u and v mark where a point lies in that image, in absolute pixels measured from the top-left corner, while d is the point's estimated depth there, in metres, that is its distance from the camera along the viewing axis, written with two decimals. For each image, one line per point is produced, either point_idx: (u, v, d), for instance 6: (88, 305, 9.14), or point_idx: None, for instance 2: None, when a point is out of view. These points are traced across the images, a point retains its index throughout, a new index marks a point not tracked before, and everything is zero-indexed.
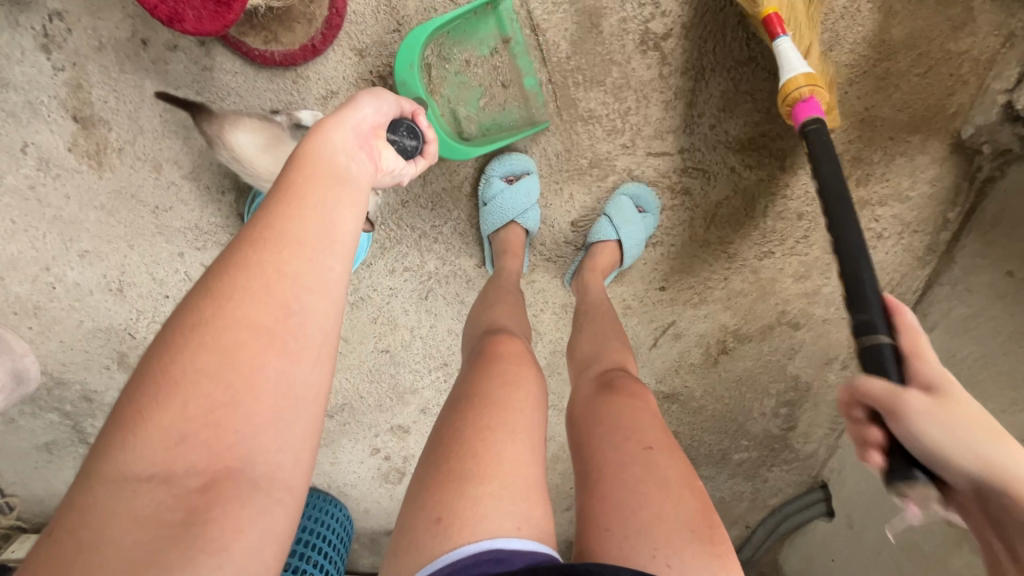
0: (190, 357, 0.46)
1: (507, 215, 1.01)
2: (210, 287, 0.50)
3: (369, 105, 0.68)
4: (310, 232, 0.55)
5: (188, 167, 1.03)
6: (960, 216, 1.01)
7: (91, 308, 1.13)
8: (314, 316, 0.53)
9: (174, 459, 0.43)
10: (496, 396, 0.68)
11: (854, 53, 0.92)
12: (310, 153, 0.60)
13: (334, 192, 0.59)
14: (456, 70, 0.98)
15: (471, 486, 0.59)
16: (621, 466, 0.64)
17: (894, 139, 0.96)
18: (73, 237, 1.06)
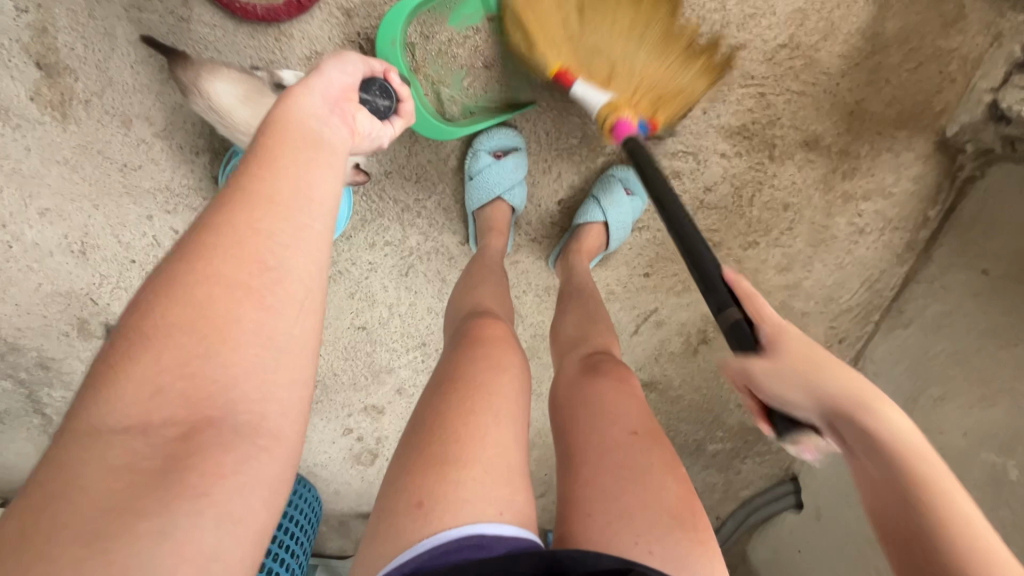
0: (165, 310, 0.44)
1: (492, 191, 0.98)
2: (182, 244, 0.47)
3: (334, 69, 0.64)
4: (283, 190, 0.51)
5: (160, 124, 0.97)
6: (940, 215, 1.03)
7: (50, 270, 1.07)
8: (294, 269, 0.49)
9: (151, 408, 0.41)
10: (478, 378, 0.66)
11: (848, 44, 0.92)
12: (279, 119, 0.56)
13: (307, 155, 0.55)
14: (440, 48, 0.95)
15: (453, 470, 0.57)
16: (605, 450, 0.63)
17: (881, 134, 0.97)
18: (33, 193, 1.00)
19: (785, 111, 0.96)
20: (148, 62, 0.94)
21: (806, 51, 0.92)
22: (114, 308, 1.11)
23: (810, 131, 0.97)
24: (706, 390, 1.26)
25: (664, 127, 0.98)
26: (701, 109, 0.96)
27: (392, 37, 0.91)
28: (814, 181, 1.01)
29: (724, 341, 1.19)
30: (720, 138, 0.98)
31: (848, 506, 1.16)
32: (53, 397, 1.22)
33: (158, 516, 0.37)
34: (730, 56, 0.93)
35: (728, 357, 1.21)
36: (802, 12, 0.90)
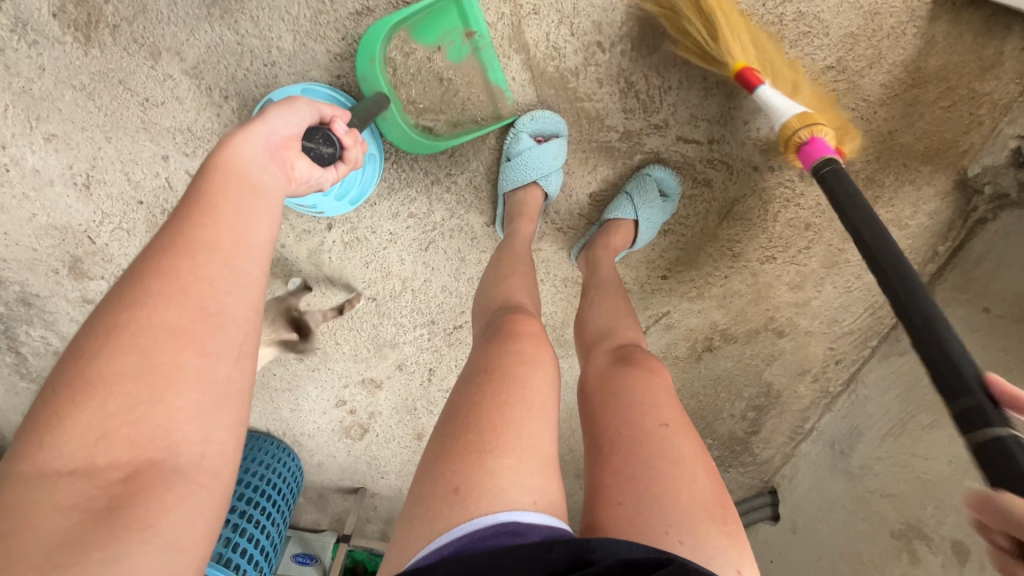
0: (110, 357, 0.43)
1: (529, 174, 0.97)
2: (135, 288, 0.46)
3: (278, 117, 0.63)
4: (224, 237, 0.52)
5: (191, 60, 0.92)
6: (948, 251, 1.08)
7: (48, 201, 1.01)
8: (235, 315, 0.49)
9: (99, 450, 0.41)
10: (513, 372, 0.61)
11: (890, 75, 0.94)
12: (216, 167, 0.55)
13: (243, 204, 0.55)
14: (421, 70, 0.96)
15: (490, 458, 0.53)
16: (636, 441, 0.60)
17: (907, 166, 1.00)
18: (40, 116, 0.94)
19: None
20: None
21: (850, 76, 0.94)
22: (113, 249, 1.06)
23: (841, 155, 1.00)
24: (702, 398, 1.28)
25: (704, 133, 0.99)
26: (743, 118, 0.97)
27: (374, 55, 0.89)
28: None
29: (727, 350, 1.22)
30: (756, 152, 0.99)
31: (823, 521, 1.20)
32: (31, 336, 1.15)
33: (106, 548, 0.37)
34: None
35: (730, 367, 1.24)
36: (853, 37, 0.91)
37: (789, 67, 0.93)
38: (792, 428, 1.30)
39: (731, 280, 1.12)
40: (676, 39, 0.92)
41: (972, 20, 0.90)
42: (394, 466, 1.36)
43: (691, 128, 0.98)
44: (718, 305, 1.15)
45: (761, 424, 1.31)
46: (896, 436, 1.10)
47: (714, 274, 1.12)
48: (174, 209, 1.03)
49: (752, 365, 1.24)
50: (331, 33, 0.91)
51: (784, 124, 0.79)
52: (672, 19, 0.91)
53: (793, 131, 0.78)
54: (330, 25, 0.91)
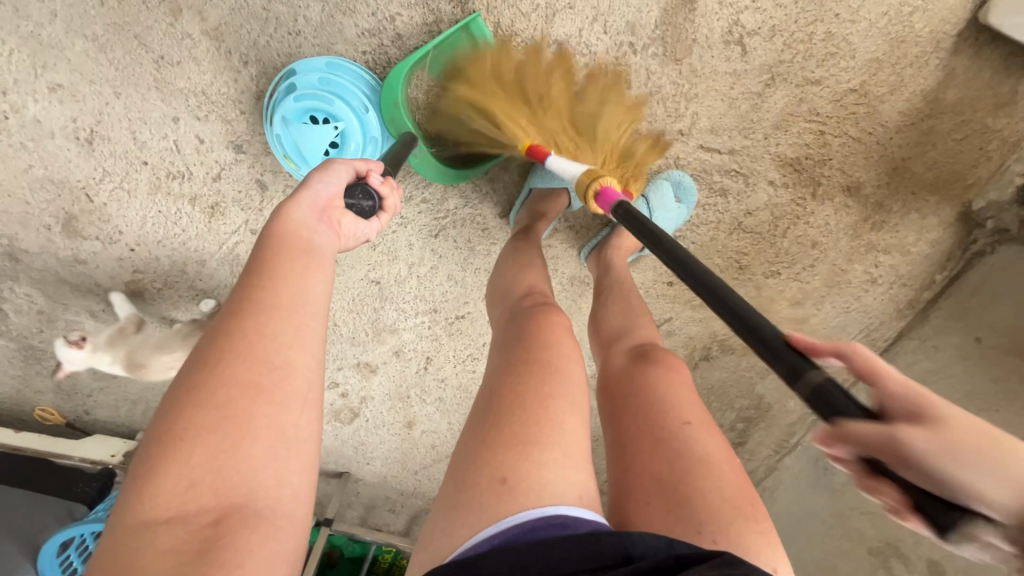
0: (193, 414, 0.47)
1: (563, 182, 0.97)
2: (213, 347, 0.51)
3: (320, 179, 0.64)
4: (284, 296, 0.55)
5: (213, 21, 0.89)
6: (946, 280, 1.11)
7: (47, 153, 0.97)
8: (299, 366, 0.52)
9: (188, 498, 0.45)
10: (552, 364, 0.61)
11: (909, 103, 0.95)
12: (274, 232, 0.59)
13: (300, 263, 0.58)
14: (440, 105, 0.96)
15: (535, 451, 0.53)
16: (660, 441, 0.61)
17: (915, 194, 1.02)
18: (47, 64, 0.91)
19: (837, 154, 0.99)
20: None
21: (871, 101, 0.94)
22: (111, 209, 1.02)
23: (854, 177, 1.01)
24: None
25: (724, 143, 0.98)
26: (763, 132, 0.97)
27: (396, 98, 0.88)
28: (845, 226, 1.06)
29: (723, 361, 1.23)
30: (772, 166, 1.00)
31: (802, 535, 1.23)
32: (14, 292, 1.11)
33: None
34: (802, 89, 0.93)
35: (724, 378, 1.25)
36: (879, 62, 0.92)
37: (814, 86, 0.93)
38: (778, 441, 1.33)
39: (734, 291, 1.13)
40: (706, 47, 0.91)
41: (992, 56, 0.91)
42: (381, 453, 1.34)
43: (712, 138, 0.98)
44: (719, 316, 1.17)
45: (749, 435, 1.33)
46: None
47: None
48: (180, 173, 1.00)
49: (746, 377, 1.25)
50: (361, 8, 0.89)
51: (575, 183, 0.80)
52: (704, 28, 0.90)
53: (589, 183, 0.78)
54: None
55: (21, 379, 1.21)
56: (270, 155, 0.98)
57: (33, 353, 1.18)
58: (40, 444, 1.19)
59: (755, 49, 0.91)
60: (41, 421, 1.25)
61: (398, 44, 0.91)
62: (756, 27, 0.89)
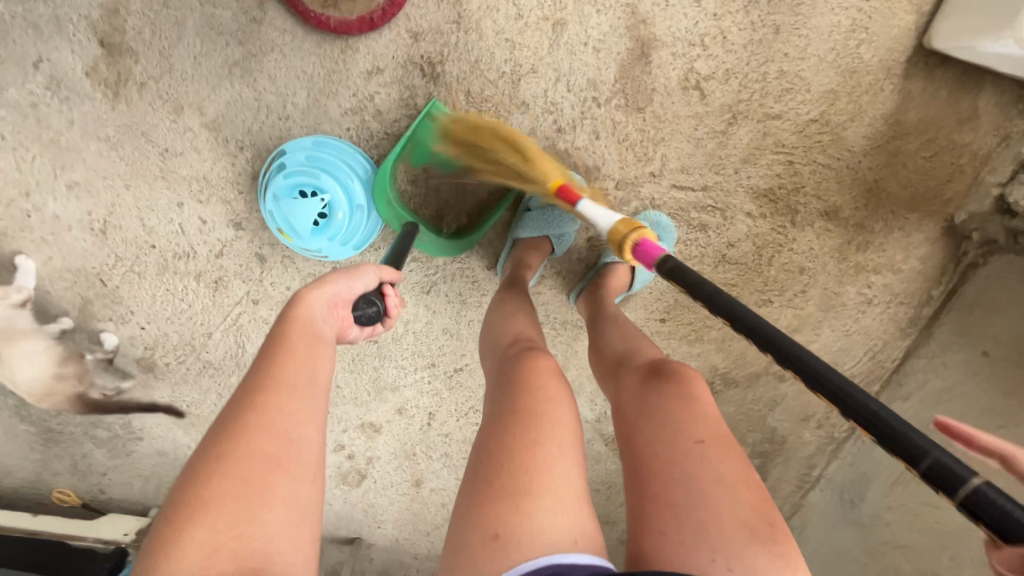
0: (217, 481, 0.50)
1: (543, 230, 1.02)
2: (234, 422, 0.54)
3: (341, 283, 0.70)
4: (300, 375, 0.60)
5: (210, 114, 0.98)
6: (943, 295, 1.08)
7: (65, 245, 1.05)
8: (311, 442, 0.56)
9: (209, 565, 0.47)
10: (540, 410, 0.61)
11: (872, 127, 0.97)
12: (293, 319, 0.64)
13: (315, 349, 0.63)
14: (427, 185, 1.02)
15: (525, 502, 0.54)
16: (672, 464, 0.61)
17: (895, 213, 1.03)
18: (66, 166, 1.00)
19: (809, 181, 1.01)
20: (213, 55, 0.94)
21: (834, 129, 0.97)
22: (123, 292, 1.09)
23: (830, 202, 1.03)
24: None
25: (697, 180, 1.01)
26: (732, 167, 1.00)
27: (388, 194, 0.96)
28: (830, 250, 1.06)
29: (728, 395, 1.21)
30: (747, 199, 1.03)
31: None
32: None
33: None
34: (764, 124, 0.97)
35: (731, 413, 1.22)
36: (835, 93, 0.95)
37: (775, 119, 0.97)
38: (800, 475, 1.27)
39: (729, 323, 1.14)
40: (666, 94, 0.95)
41: (945, 77, 0.94)
42: (391, 516, 1.32)
43: (684, 177, 1.01)
44: (717, 349, 1.16)
45: (767, 472, 1.28)
46: (906, 484, 1.09)
47: (712, 318, 1.13)
48: (185, 252, 1.07)
49: (755, 411, 1.22)
50: (342, 90, 0.96)
51: (612, 229, 0.75)
52: (661, 77, 0.94)
53: (623, 235, 0.73)
54: (342, 82, 0.95)
55: (39, 463, 1.24)
56: (267, 229, 1.05)
57: (52, 436, 1.22)
58: (57, 526, 1.20)
59: (713, 91, 0.95)
60: (58, 502, 1.27)
61: (379, 118, 0.97)
62: (711, 72, 0.94)
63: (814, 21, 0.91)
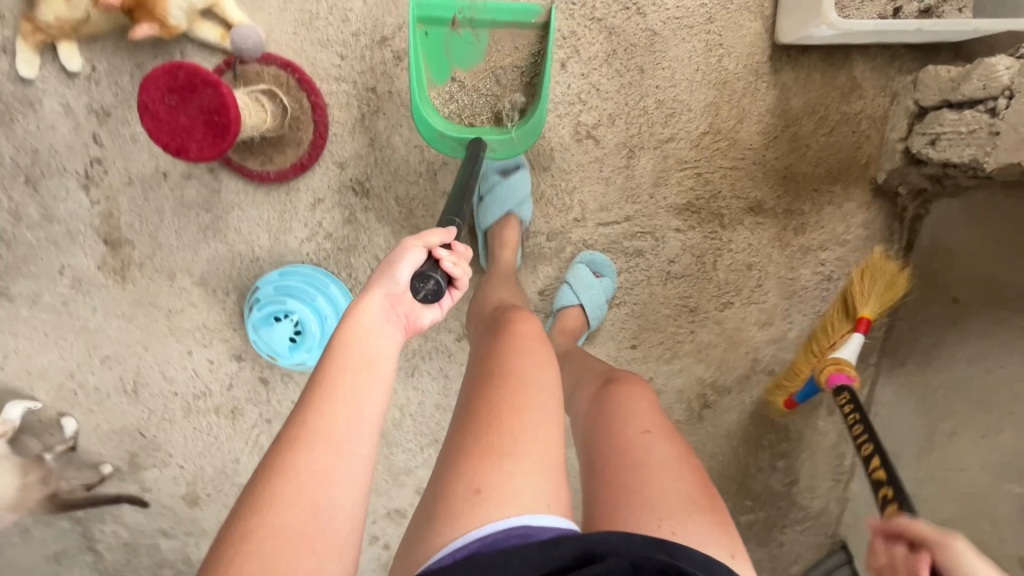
0: (242, 561, 0.49)
1: (503, 208, 1.03)
2: (258, 492, 0.53)
3: (399, 272, 0.66)
4: (338, 422, 0.58)
5: (198, 273, 1.15)
6: (900, 253, 1.08)
7: (108, 410, 1.24)
8: (343, 505, 0.55)
9: None
10: (526, 375, 0.66)
11: (763, 123, 1.04)
12: (340, 343, 0.63)
13: (358, 378, 0.61)
14: (469, 89, 1.01)
15: (507, 462, 0.57)
16: (626, 450, 0.64)
17: (818, 191, 1.07)
18: (97, 344, 1.20)
19: (723, 185, 1.07)
20: (189, 226, 1.13)
21: (727, 134, 1.04)
22: (160, 438, 1.25)
23: (751, 198, 1.07)
24: (721, 458, 1.23)
25: (619, 214, 1.09)
26: (647, 193, 1.08)
27: (435, 127, 0.95)
28: (769, 241, 1.10)
29: (725, 403, 1.20)
30: (672, 216, 1.09)
31: None
32: (105, 532, 1.31)
33: None
34: (661, 149, 1.05)
35: (736, 420, 1.21)
36: (715, 105, 1.03)
37: (669, 142, 1.05)
38: (833, 469, 1.21)
39: (698, 333, 1.15)
40: (565, 150, 1.06)
41: (813, 63, 1.01)
42: None
43: (605, 214, 1.09)
44: (697, 361, 1.17)
45: (797, 471, 1.22)
46: (930, 453, 1.00)
47: (681, 332, 1.15)
48: (202, 391, 1.22)
49: (758, 412, 1.21)
50: (295, 224, 1.12)
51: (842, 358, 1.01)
52: (556, 138, 1.06)
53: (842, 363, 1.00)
54: (293, 218, 1.11)
55: None
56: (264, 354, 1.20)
57: None
58: None
59: (604, 135, 1.05)
60: None
61: (330, 238, 1.12)
62: (596, 121, 1.04)
63: (672, 52, 1.01)
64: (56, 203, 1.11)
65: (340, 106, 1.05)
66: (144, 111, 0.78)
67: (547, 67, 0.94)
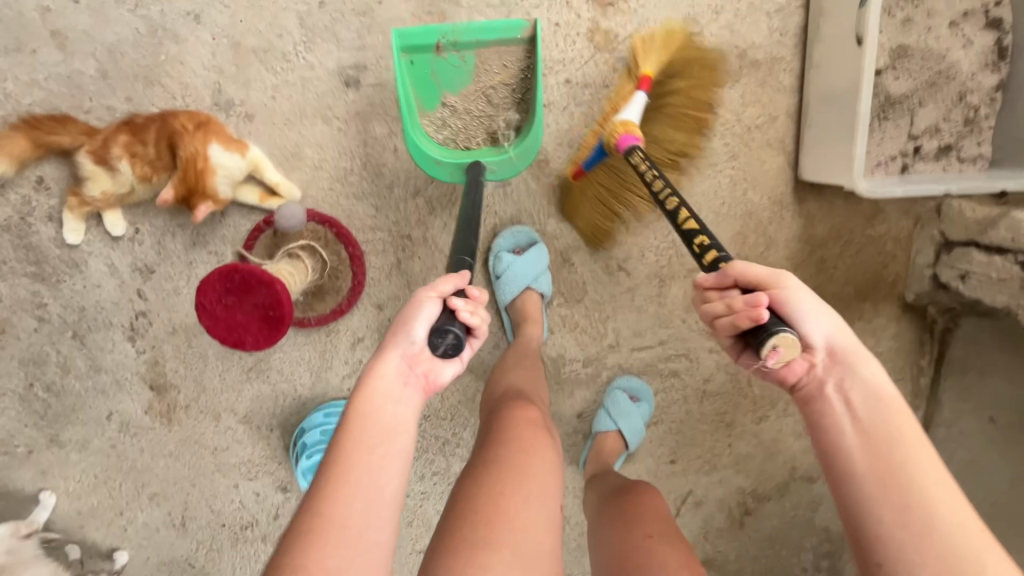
0: None
1: (520, 284, 1.02)
2: None
3: (416, 329, 0.64)
4: (350, 516, 0.58)
5: (242, 411, 1.18)
6: (932, 363, 1.09)
7: (157, 543, 1.25)
8: None
9: None
10: (511, 461, 0.65)
11: (790, 248, 1.05)
12: (355, 419, 0.63)
13: (376, 458, 0.61)
14: (461, 113, 0.96)
15: (483, 555, 0.57)
16: (633, 558, 0.67)
17: (849, 308, 1.08)
18: (145, 482, 1.22)
19: None
20: (233, 368, 1.16)
21: (755, 259, 1.06)
22: (208, 568, 1.26)
23: None
24: (767, 563, 1.22)
25: (652, 338, 1.11)
26: (680, 318, 1.10)
27: (432, 157, 0.92)
28: None
29: (767, 509, 1.20)
30: (706, 338, 1.11)
31: None
32: None
33: None
34: (692, 277, 1.08)
35: (779, 525, 1.20)
36: (743, 233, 1.04)
37: (699, 271, 1.08)
38: None
39: (736, 446, 1.17)
40: (597, 282, 1.08)
41: (835, 192, 1.04)
42: None
43: (639, 339, 1.11)
44: (736, 471, 1.18)
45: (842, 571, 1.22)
46: None
47: (718, 446, 1.17)
48: (250, 521, 1.24)
49: (800, 516, 1.21)
50: (337, 362, 1.14)
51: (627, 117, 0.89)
52: (587, 272, 1.08)
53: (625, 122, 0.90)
54: (335, 358, 1.14)
55: None
56: None
57: None
58: None
59: (635, 267, 1.08)
60: None
61: None
62: (627, 255, 1.07)
63: (698, 188, 1.03)
64: (103, 354, 1.15)
65: (378, 253, 1.08)
66: (202, 311, 0.81)
67: (540, 75, 0.90)
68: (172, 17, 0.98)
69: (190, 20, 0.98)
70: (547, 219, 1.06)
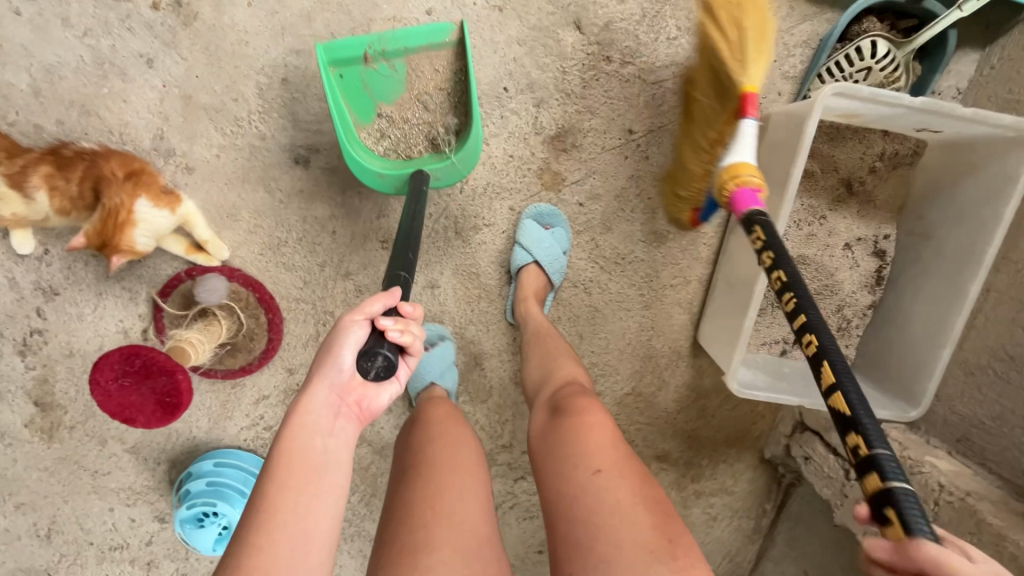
0: None
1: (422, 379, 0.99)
2: None
3: (343, 355, 0.63)
4: (280, 557, 0.56)
5: (131, 441, 1.17)
6: (775, 507, 1.25)
7: (15, 550, 1.22)
8: None
9: None
10: (435, 459, 0.68)
11: (678, 393, 1.17)
12: (286, 453, 0.62)
13: (310, 494, 0.61)
14: (399, 124, 0.96)
15: (423, 554, 0.58)
16: None
17: (716, 450, 1.22)
18: (12, 491, 1.18)
19: (637, 436, 1.19)
20: None
21: (646, 397, 1.17)
22: None
23: (660, 448, 1.20)
24: None
25: None
26: None
27: (373, 171, 0.90)
28: (669, 483, 1.23)
29: None
30: None
31: None
32: None
33: None
34: None
35: None
36: (641, 372, 1.15)
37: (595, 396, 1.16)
38: None
39: None
40: (503, 390, 1.14)
41: None
42: None
43: None
44: None
45: None
46: None
47: None
48: (120, 544, 1.22)
49: None
50: (237, 413, 1.14)
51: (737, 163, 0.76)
52: (495, 377, 1.14)
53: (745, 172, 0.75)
54: (235, 408, 1.14)
55: None
56: None
57: None
58: None
59: None
60: None
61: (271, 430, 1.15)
62: None
63: (610, 326, 1.12)
64: None
65: (299, 321, 1.08)
66: (94, 386, 0.80)
67: (473, 80, 0.90)
68: (123, 54, 0.95)
69: (142, 62, 0.95)
70: (468, 323, 1.10)
